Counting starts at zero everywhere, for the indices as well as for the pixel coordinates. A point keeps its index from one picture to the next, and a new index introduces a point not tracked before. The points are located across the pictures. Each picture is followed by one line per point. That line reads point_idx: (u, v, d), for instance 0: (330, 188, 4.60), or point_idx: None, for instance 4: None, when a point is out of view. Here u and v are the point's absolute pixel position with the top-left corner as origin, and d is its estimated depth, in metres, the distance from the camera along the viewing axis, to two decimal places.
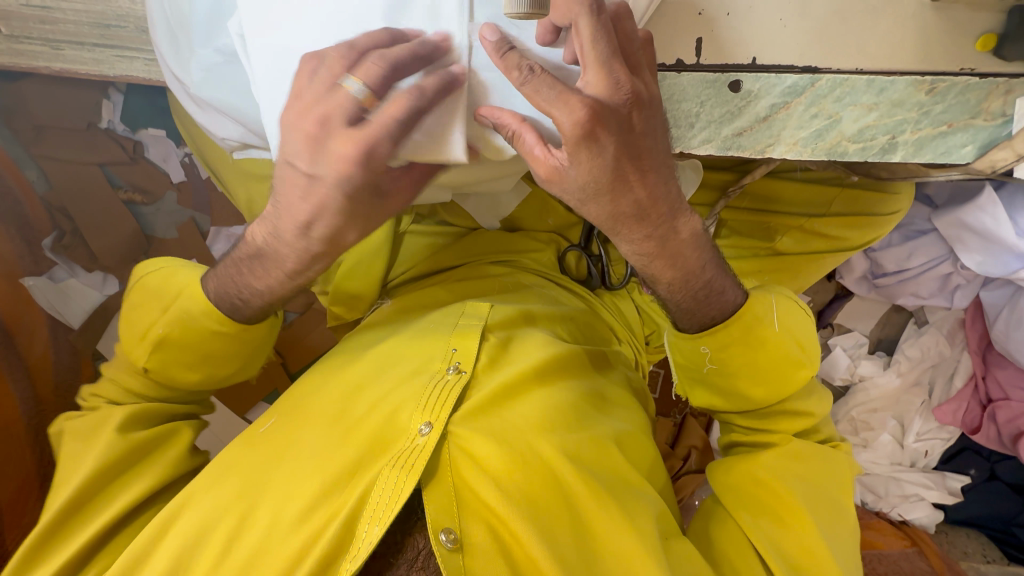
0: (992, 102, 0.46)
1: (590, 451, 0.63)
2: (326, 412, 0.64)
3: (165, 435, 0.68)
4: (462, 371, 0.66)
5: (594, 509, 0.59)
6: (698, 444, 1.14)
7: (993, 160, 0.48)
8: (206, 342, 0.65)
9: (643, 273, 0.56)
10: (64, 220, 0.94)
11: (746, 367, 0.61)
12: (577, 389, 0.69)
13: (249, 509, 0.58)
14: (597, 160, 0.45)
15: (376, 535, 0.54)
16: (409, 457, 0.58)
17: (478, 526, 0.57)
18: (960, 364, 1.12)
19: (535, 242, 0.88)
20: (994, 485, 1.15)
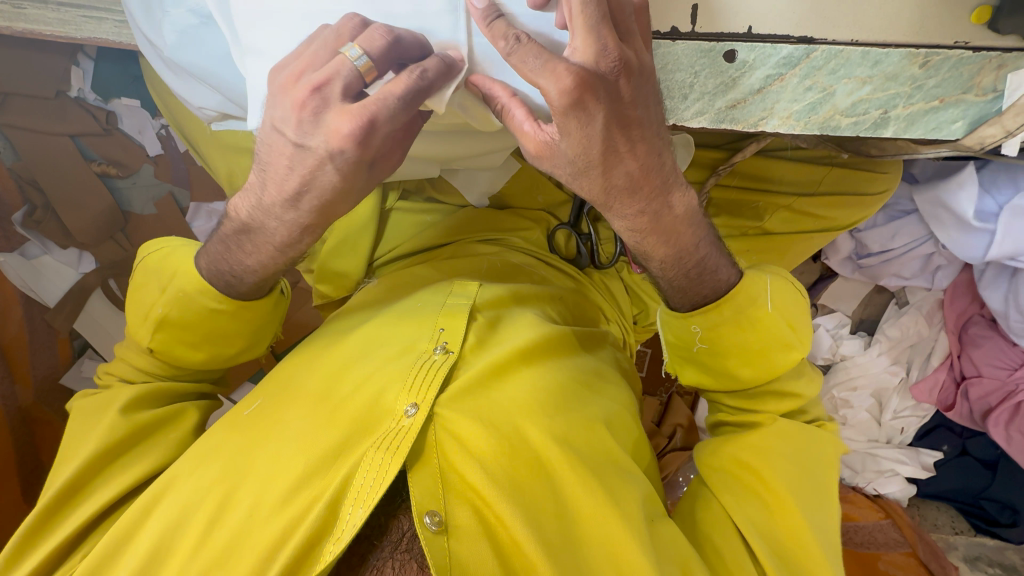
0: (984, 77, 0.45)
1: (576, 432, 0.63)
2: (311, 394, 0.64)
3: (168, 416, 0.67)
4: (449, 351, 0.65)
5: (579, 491, 0.60)
6: (684, 422, 1.15)
7: (982, 136, 0.49)
8: (213, 323, 0.65)
9: (635, 249, 0.55)
10: (35, 194, 0.92)
11: (737, 348, 0.62)
12: (566, 370, 0.69)
13: (232, 493, 0.58)
14: (586, 131, 0.44)
15: (360, 517, 0.54)
16: (395, 439, 0.58)
17: (463, 507, 0.57)
18: (937, 344, 1.14)
19: (524, 220, 0.87)
20: (967, 460, 1.19)
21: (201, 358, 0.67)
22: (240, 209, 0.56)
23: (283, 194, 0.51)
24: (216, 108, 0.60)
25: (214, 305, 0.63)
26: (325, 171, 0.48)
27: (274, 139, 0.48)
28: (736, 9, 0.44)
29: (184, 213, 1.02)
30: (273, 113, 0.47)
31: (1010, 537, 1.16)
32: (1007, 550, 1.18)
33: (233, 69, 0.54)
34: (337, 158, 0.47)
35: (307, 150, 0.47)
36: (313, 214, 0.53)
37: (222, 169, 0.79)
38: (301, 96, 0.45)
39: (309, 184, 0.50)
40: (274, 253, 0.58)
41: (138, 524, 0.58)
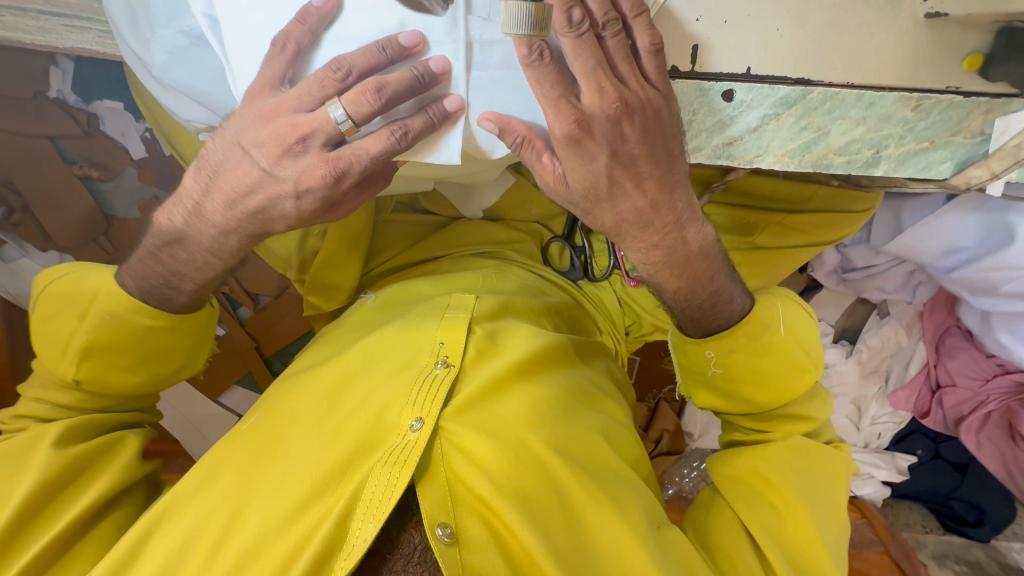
0: (972, 121, 0.46)
1: (579, 445, 0.65)
2: (314, 409, 0.64)
3: (105, 445, 0.64)
4: (450, 365, 0.65)
5: (586, 499, 0.61)
6: (671, 427, 1.18)
7: (969, 177, 0.50)
8: (150, 343, 0.63)
9: (649, 281, 0.59)
10: (12, 197, 0.89)
11: (751, 375, 0.62)
12: (565, 384, 0.70)
13: (241, 509, 0.58)
14: (587, 165, 0.48)
15: (371, 532, 0.53)
16: (402, 453, 0.57)
17: (473, 519, 0.57)
18: (915, 353, 1.18)
19: (517, 232, 0.87)
20: (938, 463, 1.25)
21: (136, 382, 0.65)
22: (173, 219, 0.58)
23: (243, 215, 0.55)
24: (205, 123, 0.58)
25: (150, 322, 0.62)
26: (288, 201, 0.53)
27: (237, 157, 0.52)
28: (735, 49, 0.43)
29: None
30: (251, 143, 0.50)
31: (978, 536, 1.20)
32: (973, 547, 1.20)
33: (223, 87, 0.53)
34: (307, 194, 0.52)
35: (278, 182, 0.52)
36: (253, 221, 0.56)
37: None
38: (280, 135, 0.48)
39: (268, 209, 0.54)
40: (212, 267, 0.60)
41: (141, 545, 0.57)
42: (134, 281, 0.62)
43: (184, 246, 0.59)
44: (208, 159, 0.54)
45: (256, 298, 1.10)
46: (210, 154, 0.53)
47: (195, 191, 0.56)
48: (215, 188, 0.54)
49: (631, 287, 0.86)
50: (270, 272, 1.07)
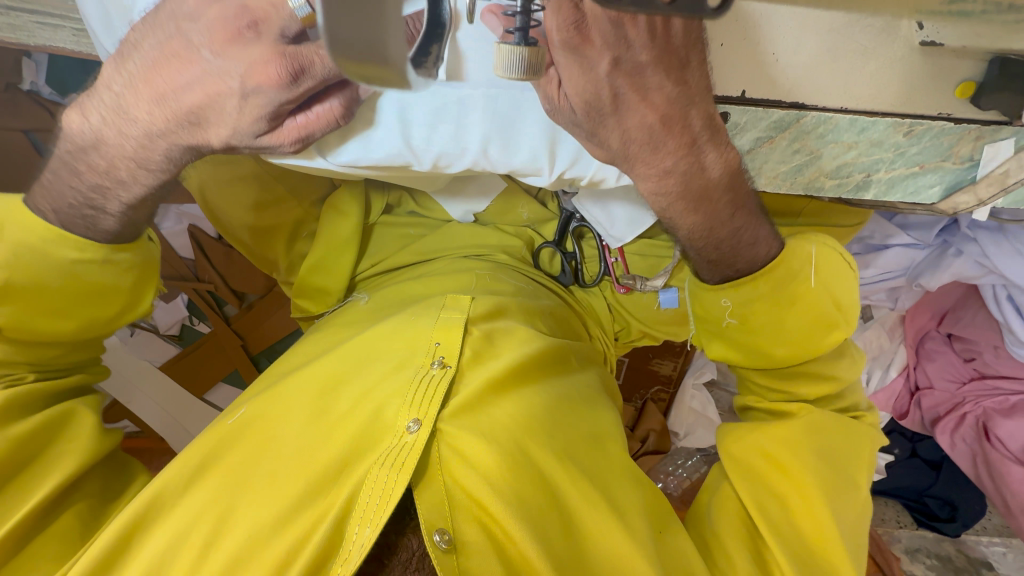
0: (962, 147, 0.47)
1: (576, 447, 0.65)
2: (310, 408, 0.63)
3: (54, 420, 0.59)
4: (446, 365, 0.65)
5: (582, 504, 0.61)
6: (657, 427, 1.19)
7: (956, 202, 0.51)
8: (80, 283, 0.58)
9: (661, 217, 0.51)
10: None
11: (769, 327, 0.60)
12: (560, 388, 0.71)
13: (233, 510, 0.57)
14: (591, 74, 0.39)
15: (368, 536, 0.53)
16: (399, 455, 0.57)
17: (471, 524, 0.57)
18: (896, 356, 1.17)
19: (507, 235, 0.86)
20: (915, 461, 1.29)
21: (68, 329, 0.60)
22: (93, 117, 0.52)
23: (177, 115, 0.49)
24: None
25: (78, 257, 0.57)
26: (230, 103, 0.47)
27: (181, 46, 0.46)
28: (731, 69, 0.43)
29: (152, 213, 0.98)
30: (192, 27, 0.45)
31: (947, 531, 1.25)
32: (944, 542, 1.27)
33: None
34: (254, 97, 0.46)
35: (221, 76, 0.45)
36: (179, 121, 0.50)
37: (193, 180, 0.74)
38: (226, 19, 0.43)
39: (205, 109, 0.48)
40: (134, 170, 0.54)
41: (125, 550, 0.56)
42: (56, 200, 0.56)
43: (102, 149, 0.53)
44: (138, 46, 0.47)
45: (242, 296, 1.08)
46: (141, 41, 0.47)
47: (117, 82, 0.49)
48: (145, 81, 0.48)
49: (622, 293, 0.86)
50: (256, 270, 1.05)
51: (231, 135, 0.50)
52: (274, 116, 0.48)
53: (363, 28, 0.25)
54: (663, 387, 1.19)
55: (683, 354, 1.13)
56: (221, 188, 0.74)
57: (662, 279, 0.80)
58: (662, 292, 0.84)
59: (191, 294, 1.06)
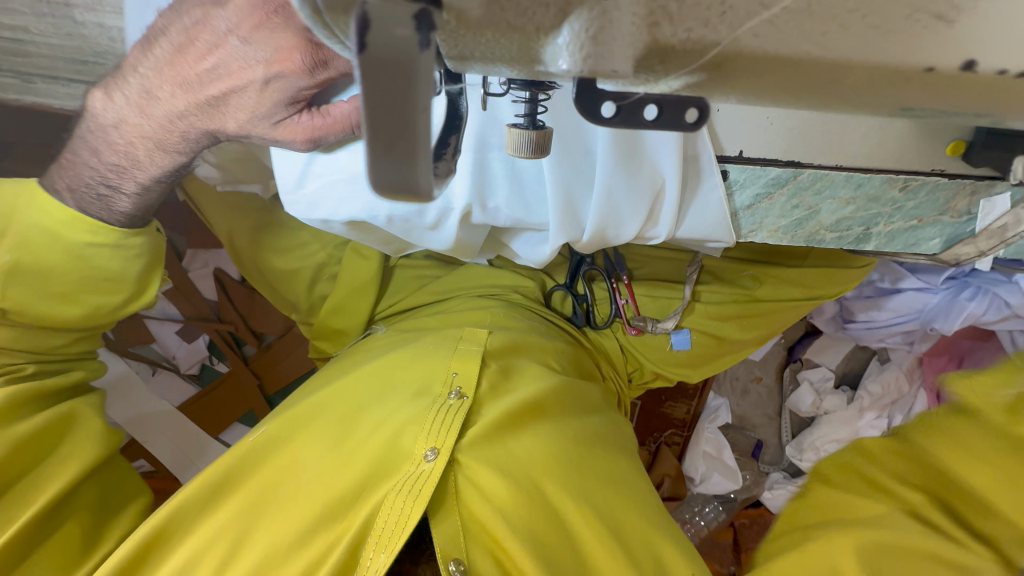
0: (958, 202, 0.48)
1: (591, 489, 0.64)
2: (331, 433, 0.64)
3: (57, 423, 0.61)
4: (464, 396, 0.65)
5: (598, 549, 0.59)
6: (672, 472, 1.17)
7: (958, 252, 0.51)
8: (88, 265, 0.58)
9: None
10: None
11: None
12: (573, 426, 0.70)
13: (247, 532, 0.57)
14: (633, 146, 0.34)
15: (383, 562, 0.52)
16: (416, 482, 0.57)
17: (485, 558, 0.57)
18: (916, 401, 1.14)
19: (520, 278, 0.88)
20: None
21: (74, 315, 0.61)
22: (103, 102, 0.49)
23: (200, 100, 0.46)
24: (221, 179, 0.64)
25: (91, 239, 0.56)
26: (252, 90, 0.44)
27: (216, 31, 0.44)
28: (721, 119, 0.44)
29: (181, 258, 1.02)
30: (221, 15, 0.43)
31: None
32: None
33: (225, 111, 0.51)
34: (276, 84, 0.43)
35: (247, 62, 0.43)
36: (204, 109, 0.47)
37: (222, 227, 0.76)
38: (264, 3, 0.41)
39: (228, 97, 0.45)
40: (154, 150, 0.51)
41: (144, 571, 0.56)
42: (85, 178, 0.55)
43: (123, 130, 0.50)
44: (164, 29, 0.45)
45: (261, 336, 1.12)
46: (167, 25, 0.45)
47: (142, 63, 0.47)
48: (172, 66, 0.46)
49: (632, 335, 0.87)
50: (277, 310, 1.09)
51: (248, 122, 0.46)
52: (293, 104, 0.44)
53: (398, 171, 0.24)
54: (676, 429, 1.17)
55: (696, 396, 1.12)
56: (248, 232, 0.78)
57: (674, 321, 0.84)
58: (674, 334, 0.85)
59: (212, 334, 1.09)
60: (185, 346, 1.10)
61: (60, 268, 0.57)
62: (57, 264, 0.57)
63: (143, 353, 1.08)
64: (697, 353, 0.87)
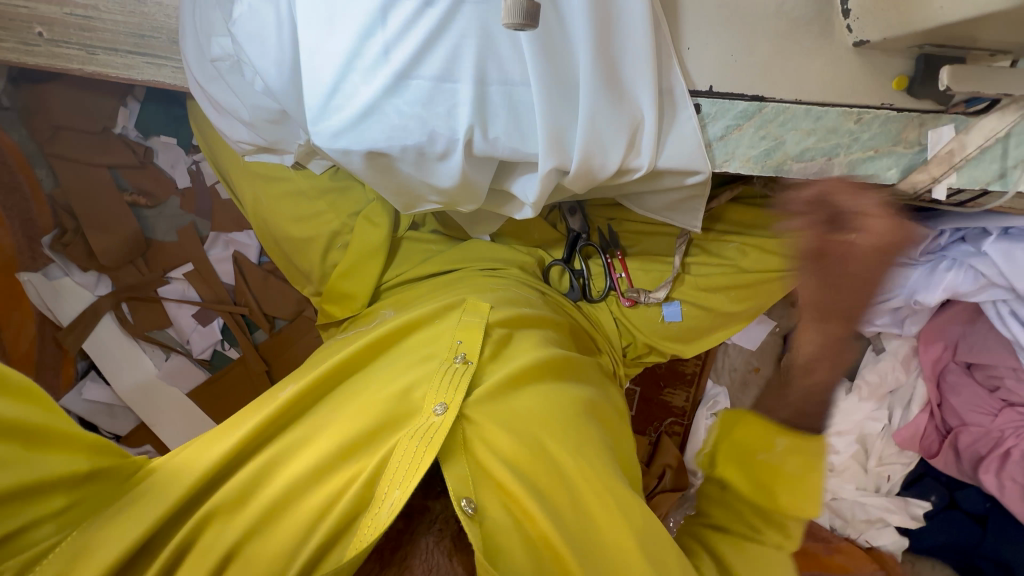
0: (909, 133, 0.54)
1: (594, 449, 0.66)
2: (343, 391, 0.67)
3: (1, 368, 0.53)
4: (468, 361, 0.67)
5: (597, 500, 0.63)
6: (673, 463, 1.14)
7: (914, 181, 0.56)
8: None
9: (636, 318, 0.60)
10: (68, 219, 1.02)
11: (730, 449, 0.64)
12: (575, 392, 0.72)
13: (266, 473, 0.60)
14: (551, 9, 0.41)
15: (397, 498, 0.56)
16: (427, 432, 0.60)
17: (493, 501, 0.61)
18: (916, 391, 1.16)
19: (517, 252, 0.93)
20: (955, 514, 1.16)
21: None
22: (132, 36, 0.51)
23: None
24: (250, 142, 0.71)
25: None
26: None
27: None
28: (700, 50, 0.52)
29: (203, 242, 1.10)
30: None
31: None
32: None
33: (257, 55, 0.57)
34: None
35: None
36: None
37: (248, 195, 0.87)
38: None
39: None
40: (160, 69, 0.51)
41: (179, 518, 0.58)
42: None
43: None
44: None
45: (273, 321, 1.16)
46: None
47: None
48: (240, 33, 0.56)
49: (628, 308, 0.91)
50: (287, 295, 1.14)
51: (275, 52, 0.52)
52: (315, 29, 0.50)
53: None
54: (678, 419, 1.18)
55: (694, 384, 1.16)
56: (270, 202, 0.86)
57: (666, 290, 0.87)
58: (666, 305, 0.90)
59: (227, 318, 1.13)
60: (200, 329, 1.13)
61: None
62: None
63: (157, 338, 1.11)
64: (689, 326, 0.91)
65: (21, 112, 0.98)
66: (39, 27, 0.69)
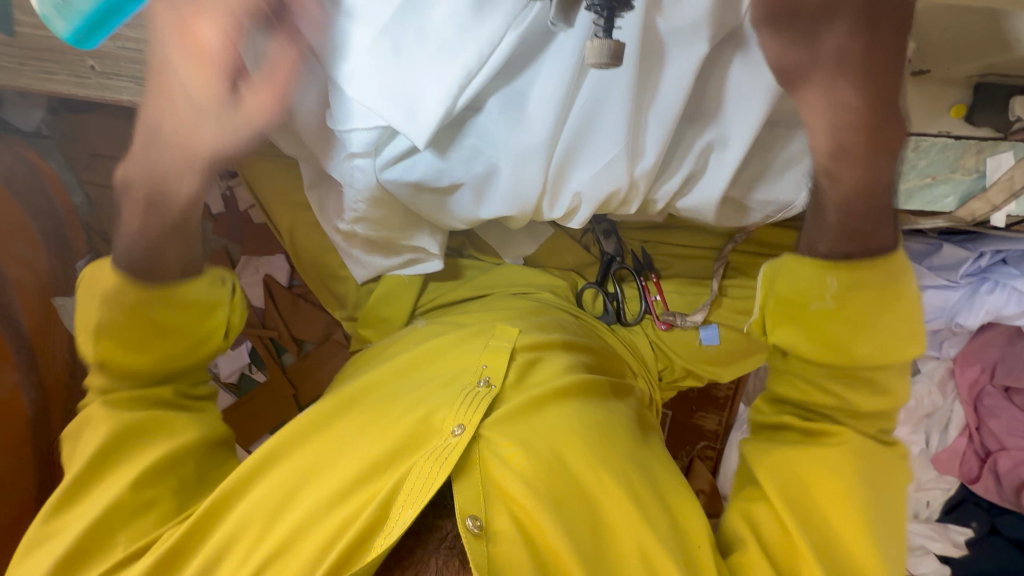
0: (967, 160, 0.57)
1: (625, 472, 0.61)
2: (367, 411, 0.64)
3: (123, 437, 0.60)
4: (492, 384, 0.64)
5: (623, 519, 0.58)
6: (706, 488, 1.14)
7: (973, 208, 0.60)
8: (145, 316, 0.59)
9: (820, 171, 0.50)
10: (101, 244, 1.05)
11: (857, 322, 0.55)
12: (603, 410, 0.66)
13: (285, 504, 0.58)
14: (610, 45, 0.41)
15: (409, 517, 0.53)
16: (444, 453, 0.57)
17: (504, 517, 0.56)
18: (952, 414, 1.13)
19: (553, 277, 0.90)
20: (997, 540, 1.13)
21: (146, 362, 0.61)
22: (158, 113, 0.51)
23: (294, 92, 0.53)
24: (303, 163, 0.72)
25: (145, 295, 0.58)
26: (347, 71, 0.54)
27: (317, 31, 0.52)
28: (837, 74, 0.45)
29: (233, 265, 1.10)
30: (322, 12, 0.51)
31: None
32: None
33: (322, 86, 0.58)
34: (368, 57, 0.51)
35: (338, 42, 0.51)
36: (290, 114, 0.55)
37: (285, 225, 0.86)
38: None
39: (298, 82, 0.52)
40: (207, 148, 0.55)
41: (182, 548, 0.57)
42: (127, 246, 0.59)
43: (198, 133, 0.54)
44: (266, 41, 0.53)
45: (300, 344, 1.16)
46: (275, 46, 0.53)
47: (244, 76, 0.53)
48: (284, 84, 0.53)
49: (663, 330, 0.89)
50: (317, 319, 1.14)
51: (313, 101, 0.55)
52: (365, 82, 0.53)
53: None
54: (710, 443, 1.16)
55: (727, 407, 1.13)
56: (306, 228, 0.86)
57: (702, 314, 0.86)
58: (702, 329, 0.88)
59: (255, 342, 1.13)
60: (227, 352, 1.13)
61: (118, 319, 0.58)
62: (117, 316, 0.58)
63: None
64: (726, 348, 0.89)
65: (60, 139, 1.02)
66: (91, 60, 0.71)
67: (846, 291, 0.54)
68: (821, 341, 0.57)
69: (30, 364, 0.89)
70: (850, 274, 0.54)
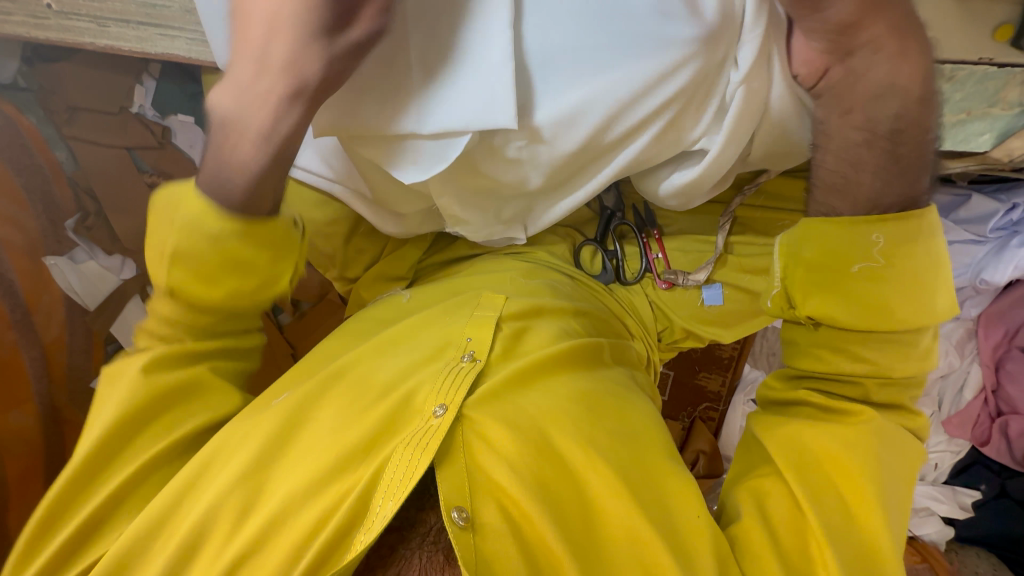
0: (1010, 91, 0.52)
1: (618, 454, 0.58)
2: (345, 392, 0.62)
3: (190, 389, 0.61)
4: (476, 359, 0.61)
5: (613, 502, 0.56)
6: (706, 448, 1.13)
7: (1010, 148, 0.56)
8: (226, 255, 0.53)
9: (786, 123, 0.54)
10: (89, 202, 1.00)
11: (895, 288, 0.55)
12: (592, 381, 0.64)
13: (266, 492, 0.57)
14: None
15: (390, 511, 0.52)
16: (423, 437, 0.55)
17: (491, 507, 0.54)
18: (969, 376, 1.09)
19: (552, 235, 0.86)
20: (1005, 502, 1.10)
21: (215, 298, 0.55)
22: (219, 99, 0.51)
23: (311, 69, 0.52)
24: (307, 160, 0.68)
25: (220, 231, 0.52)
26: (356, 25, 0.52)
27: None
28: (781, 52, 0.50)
29: None
30: None
31: None
32: None
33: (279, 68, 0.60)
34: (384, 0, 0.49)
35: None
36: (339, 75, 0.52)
37: None
38: None
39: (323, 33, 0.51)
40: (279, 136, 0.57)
41: (154, 535, 0.56)
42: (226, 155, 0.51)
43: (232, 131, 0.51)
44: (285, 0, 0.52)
45: (296, 304, 1.15)
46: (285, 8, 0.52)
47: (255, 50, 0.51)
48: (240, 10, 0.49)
49: (664, 291, 0.85)
50: (311, 277, 1.11)
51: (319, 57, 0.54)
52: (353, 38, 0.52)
53: None
54: (712, 405, 1.14)
55: (732, 368, 1.08)
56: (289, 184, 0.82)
57: (706, 274, 0.81)
58: (705, 288, 0.83)
59: None
60: None
61: (187, 246, 0.52)
62: (188, 245, 0.52)
63: None
64: (729, 309, 0.85)
65: (37, 93, 0.95)
66: None
67: (892, 247, 0.54)
68: (859, 309, 0.56)
69: (26, 324, 0.89)
70: (898, 232, 0.54)
